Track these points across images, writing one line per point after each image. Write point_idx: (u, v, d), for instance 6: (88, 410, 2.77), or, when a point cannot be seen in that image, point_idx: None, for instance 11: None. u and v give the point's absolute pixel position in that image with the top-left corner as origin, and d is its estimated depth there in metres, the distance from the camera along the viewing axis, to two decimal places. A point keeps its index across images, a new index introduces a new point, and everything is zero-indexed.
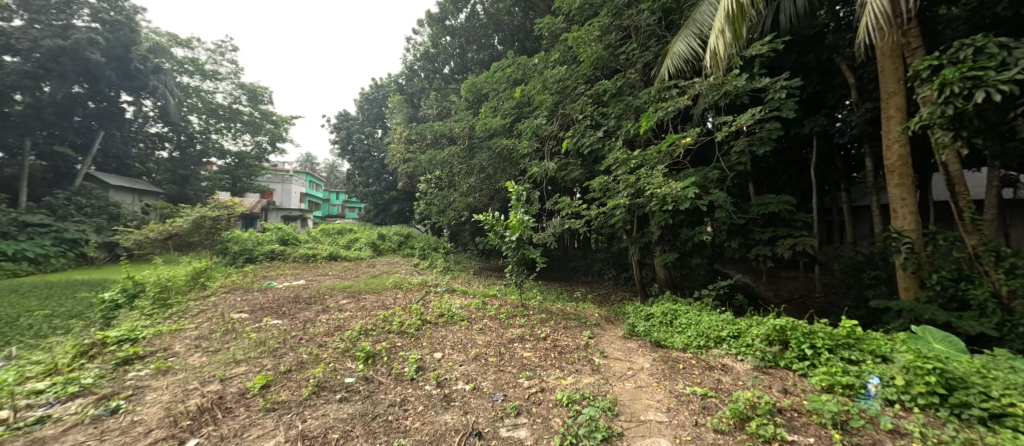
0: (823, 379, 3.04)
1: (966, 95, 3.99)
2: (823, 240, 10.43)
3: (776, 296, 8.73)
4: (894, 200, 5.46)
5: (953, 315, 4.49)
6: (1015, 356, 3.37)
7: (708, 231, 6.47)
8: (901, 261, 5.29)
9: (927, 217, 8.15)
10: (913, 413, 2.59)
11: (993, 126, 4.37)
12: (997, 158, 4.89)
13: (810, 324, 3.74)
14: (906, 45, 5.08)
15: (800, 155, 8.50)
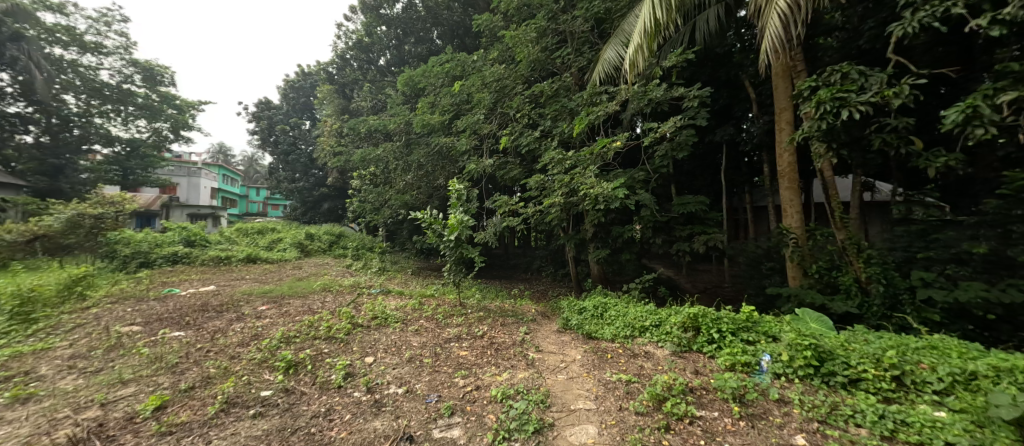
0: (727, 359, 3.42)
1: (836, 113, 4.72)
2: (731, 236, 11.68)
3: (693, 287, 9.62)
4: (785, 201, 6.29)
5: (827, 299, 5.30)
6: (870, 330, 4.07)
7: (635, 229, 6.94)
8: (790, 254, 6.12)
9: (810, 216, 9.49)
10: (794, 383, 3.02)
11: (856, 139, 5.23)
12: (860, 166, 5.85)
13: (718, 311, 4.18)
14: (794, 67, 5.87)
15: (713, 160, 9.44)
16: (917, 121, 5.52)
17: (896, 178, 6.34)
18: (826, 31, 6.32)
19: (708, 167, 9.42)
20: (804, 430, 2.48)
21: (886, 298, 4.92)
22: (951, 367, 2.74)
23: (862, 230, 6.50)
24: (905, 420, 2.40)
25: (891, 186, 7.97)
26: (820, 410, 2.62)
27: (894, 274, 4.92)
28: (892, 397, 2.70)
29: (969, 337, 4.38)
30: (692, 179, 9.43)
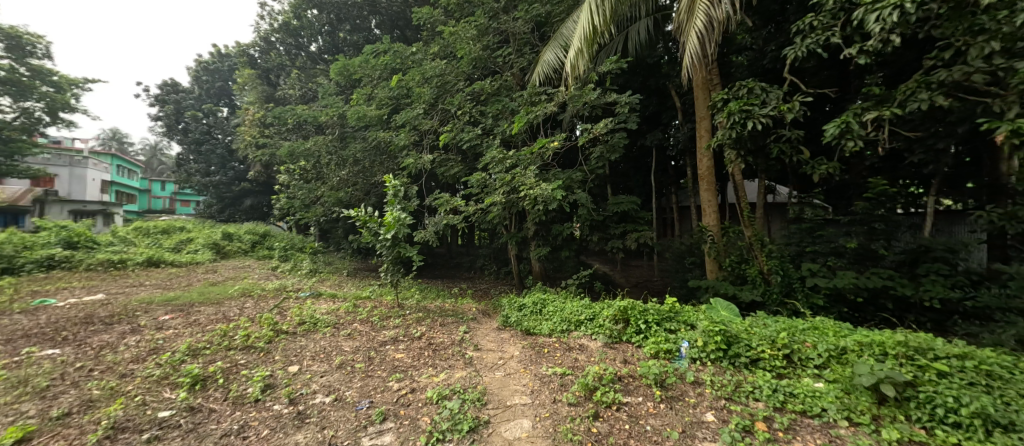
0: (652, 348, 3.69)
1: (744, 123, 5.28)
2: (659, 234, 12.57)
3: (626, 281, 10.22)
4: (703, 201, 6.90)
5: (737, 289, 5.92)
6: (769, 315, 4.62)
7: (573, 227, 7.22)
8: (707, 249, 6.74)
9: (725, 215, 10.51)
10: (707, 366, 3.34)
11: (760, 147, 5.89)
12: (764, 171, 6.61)
13: (645, 304, 4.47)
14: (711, 80, 6.47)
15: (642, 163, 10.09)
16: (807, 133, 6.36)
17: (792, 182, 7.25)
18: (738, 50, 7.04)
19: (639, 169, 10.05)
20: (714, 407, 2.75)
21: (783, 287, 5.61)
22: (827, 343, 3.20)
23: (766, 228, 7.34)
24: (792, 391, 2.77)
25: (788, 189, 9.10)
26: (727, 388, 2.92)
27: (789, 265, 5.63)
28: (784, 372, 3.09)
29: (844, 318, 5.15)
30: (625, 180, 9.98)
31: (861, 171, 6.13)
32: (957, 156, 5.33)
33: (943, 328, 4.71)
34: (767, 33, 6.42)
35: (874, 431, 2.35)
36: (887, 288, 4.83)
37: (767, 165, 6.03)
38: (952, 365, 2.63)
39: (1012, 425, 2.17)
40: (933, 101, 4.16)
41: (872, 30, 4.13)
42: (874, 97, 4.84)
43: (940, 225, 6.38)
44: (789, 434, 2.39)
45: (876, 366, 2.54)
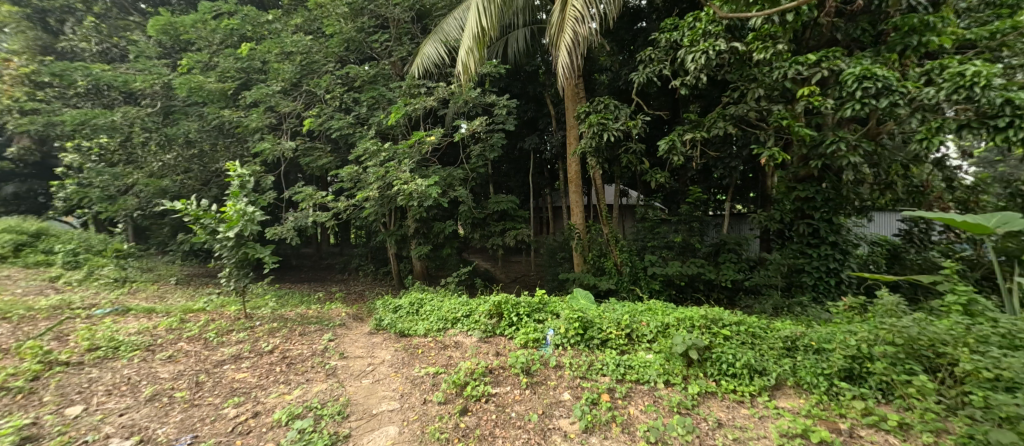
0: (522, 338, 3.92)
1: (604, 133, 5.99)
2: (534, 231, 13.41)
3: (506, 277, 10.66)
4: (572, 202, 7.59)
5: (597, 279, 6.70)
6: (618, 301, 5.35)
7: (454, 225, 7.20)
8: (574, 245, 7.37)
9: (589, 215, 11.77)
10: (568, 349, 3.71)
11: (615, 155, 6.75)
12: (619, 177, 7.62)
13: (518, 297, 4.71)
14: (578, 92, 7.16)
15: (519, 164, 10.62)
16: (649, 147, 7.54)
17: (639, 187, 8.53)
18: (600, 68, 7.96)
19: (516, 170, 10.57)
20: (570, 387, 3.08)
21: (632, 276, 6.56)
22: (656, 321, 3.86)
23: (620, 226, 8.46)
24: (630, 364, 3.27)
25: (637, 193, 10.66)
26: (581, 368, 3.28)
27: (635, 258, 6.60)
28: (625, 349, 3.64)
29: (674, 299, 6.29)
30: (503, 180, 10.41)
31: (687, 180, 7.57)
32: (746, 172, 6.99)
33: (734, 302, 6.14)
34: (623, 58, 7.44)
35: (683, 388, 2.96)
36: (700, 273, 6.07)
37: (620, 171, 6.95)
38: (733, 329, 3.46)
39: (764, 370, 2.98)
40: (728, 129, 5.39)
41: (691, 67, 5.15)
42: (693, 121, 6.03)
43: (735, 224, 8.28)
44: (626, 401, 2.83)
45: (687, 336, 3.18)
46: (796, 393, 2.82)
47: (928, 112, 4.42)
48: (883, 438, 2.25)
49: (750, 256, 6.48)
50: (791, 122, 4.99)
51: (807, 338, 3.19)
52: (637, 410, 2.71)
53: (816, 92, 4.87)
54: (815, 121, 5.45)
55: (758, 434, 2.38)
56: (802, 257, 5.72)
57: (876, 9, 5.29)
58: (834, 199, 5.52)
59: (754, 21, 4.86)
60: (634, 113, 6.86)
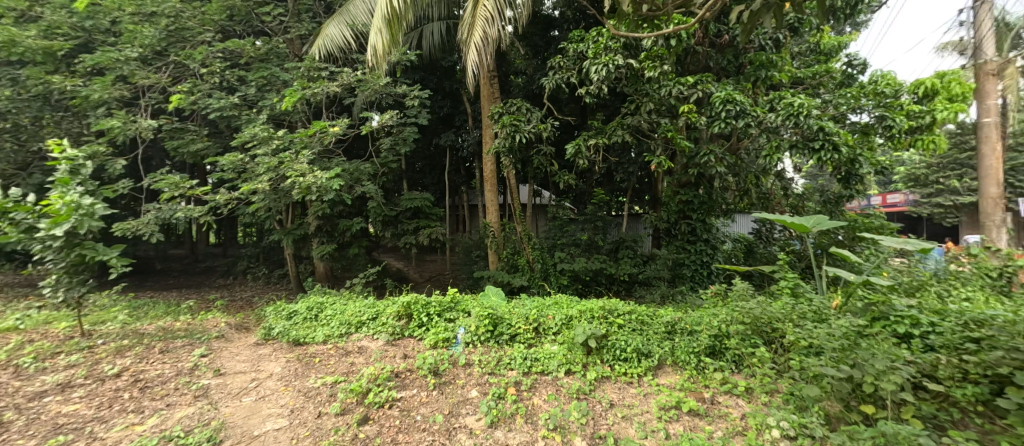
0: (431, 339, 3.83)
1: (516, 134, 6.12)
2: (449, 229, 13.20)
3: (420, 276, 10.32)
4: (487, 200, 7.63)
5: (510, 276, 6.84)
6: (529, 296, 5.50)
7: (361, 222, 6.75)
8: (489, 244, 7.41)
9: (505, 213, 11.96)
10: (478, 347, 3.74)
11: (527, 156, 6.95)
12: (531, 176, 7.86)
13: (428, 297, 4.60)
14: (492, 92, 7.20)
15: (434, 161, 10.37)
16: (559, 149, 7.92)
17: (551, 187, 8.91)
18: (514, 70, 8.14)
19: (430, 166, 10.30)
20: (478, 384, 3.11)
21: (543, 272, 6.84)
22: (560, 314, 4.07)
23: (533, 225, 8.74)
24: (536, 357, 3.41)
25: (549, 193, 11.12)
26: (490, 364, 3.33)
27: (546, 255, 6.88)
28: (533, 342, 3.78)
29: (580, 293, 6.71)
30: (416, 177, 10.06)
31: (592, 182, 8.12)
32: (643, 176, 7.72)
33: (631, 293, 6.77)
34: (536, 61, 7.69)
35: (583, 375, 3.18)
36: (603, 268, 6.56)
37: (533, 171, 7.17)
38: (626, 318, 3.82)
39: (649, 353, 3.34)
40: (626, 137, 5.92)
41: (594, 78, 5.55)
42: (596, 128, 6.50)
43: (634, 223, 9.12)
44: (531, 392, 2.95)
45: (586, 327, 3.42)
46: (675, 370, 3.22)
47: (774, 132, 5.37)
48: (734, 401, 2.68)
49: (645, 252, 7.18)
50: (676, 133, 5.67)
51: (684, 322, 3.65)
52: (540, 400, 2.84)
53: (695, 109, 5.60)
54: (695, 134, 6.26)
55: (643, 410, 2.66)
56: (684, 253, 6.53)
57: (742, 42, 6.24)
58: (708, 202, 6.41)
59: (646, 41, 5.41)
60: (545, 116, 7.15)
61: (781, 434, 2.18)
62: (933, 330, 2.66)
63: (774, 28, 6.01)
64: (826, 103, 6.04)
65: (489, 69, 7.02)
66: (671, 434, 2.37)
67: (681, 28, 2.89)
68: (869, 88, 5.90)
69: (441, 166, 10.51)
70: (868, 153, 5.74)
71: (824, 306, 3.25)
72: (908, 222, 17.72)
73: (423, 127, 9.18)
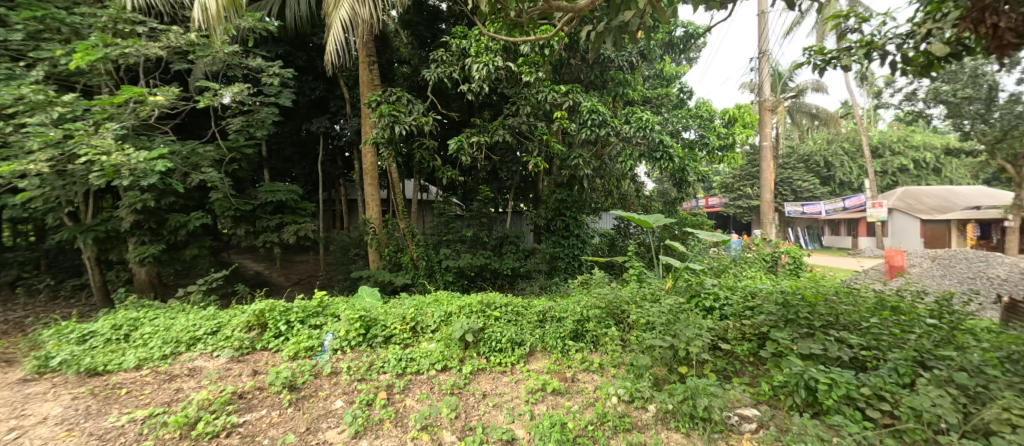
0: (290, 349, 3.40)
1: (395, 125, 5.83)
2: (323, 227, 11.92)
3: (286, 280, 9.07)
4: (367, 195, 7.09)
5: (392, 275, 6.52)
6: (409, 296, 5.29)
7: (202, 218, 5.60)
8: (370, 241, 6.92)
9: (387, 209, 11.30)
10: (347, 353, 3.47)
11: (409, 149, 6.66)
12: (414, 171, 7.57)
13: (287, 302, 4.08)
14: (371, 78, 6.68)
15: (303, 150, 9.21)
16: (442, 144, 7.80)
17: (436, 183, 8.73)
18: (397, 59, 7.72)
19: (298, 155, 9.16)
20: (345, 393, 2.88)
21: (427, 270, 6.67)
22: (439, 311, 4.01)
23: (418, 221, 8.46)
24: (411, 357, 3.31)
25: (435, 189, 10.88)
26: (360, 370, 3.12)
27: (431, 252, 6.74)
28: (409, 342, 3.65)
29: (464, 289, 6.74)
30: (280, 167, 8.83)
31: (477, 179, 8.23)
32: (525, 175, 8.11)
33: (514, 286, 7.06)
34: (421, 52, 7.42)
35: (458, 370, 3.20)
36: (487, 264, 6.70)
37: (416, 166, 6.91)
38: (502, 310, 3.99)
39: (522, 341, 3.54)
40: (507, 136, 6.12)
41: (475, 76, 5.63)
42: (480, 126, 6.59)
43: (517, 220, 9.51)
44: (403, 394, 2.86)
45: (464, 322, 3.47)
46: (543, 355, 3.46)
47: (630, 140, 6.19)
48: (589, 376, 3.03)
49: (526, 246, 7.56)
50: (550, 136, 6.11)
51: (552, 310, 3.98)
52: (412, 401, 2.77)
53: (566, 115, 6.11)
54: (568, 138, 6.84)
55: (512, 396, 2.80)
56: (560, 247, 7.10)
57: (606, 59, 7.04)
58: (579, 201, 7.07)
59: (524, 47, 5.71)
60: (428, 110, 6.96)
61: (620, 400, 2.55)
62: (727, 301, 3.43)
63: (629, 51, 6.94)
64: (667, 120, 7.24)
65: (366, 54, 6.54)
66: (535, 415, 2.55)
67: (541, 37, 3.11)
68: (696, 110, 7.25)
69: (311, 155, 9.43)
70: (694, 163, 7.06)
71: (659, 288, 3.91)
72: (720, 219, 22.29)
73: (289, 110, 8.10)
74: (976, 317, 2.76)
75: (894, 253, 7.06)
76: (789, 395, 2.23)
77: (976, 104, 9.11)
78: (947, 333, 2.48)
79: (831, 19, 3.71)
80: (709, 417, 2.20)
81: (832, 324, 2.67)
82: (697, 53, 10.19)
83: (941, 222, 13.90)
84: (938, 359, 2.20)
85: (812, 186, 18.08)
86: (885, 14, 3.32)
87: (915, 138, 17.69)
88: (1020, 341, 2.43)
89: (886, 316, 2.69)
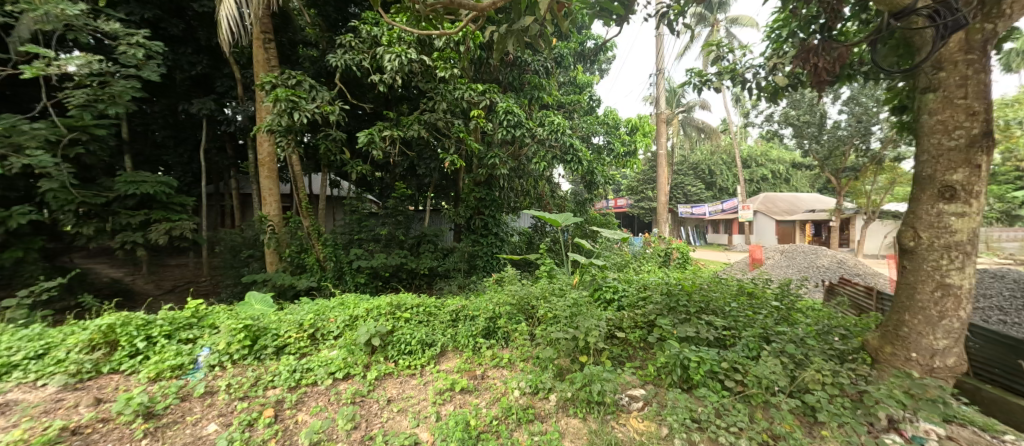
0: (150, 370, 2.87)
1: (292, 113, 5.30)
2: (206, 225, 10.35)
3: (156, 287, 7.70)
4: (264, 190, 6.32)
5: (293, 278, 5.92)
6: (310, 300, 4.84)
7: (28, 214, 4.46)
8: (265, 241, 6.18)
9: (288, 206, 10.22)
10: (228, 369, 3.06)
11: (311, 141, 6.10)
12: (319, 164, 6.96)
13: (148, 314, 3.45)
14: (268, 60, 5.97)
15: (179, 135, 7.90)
16: (350, 137, 7.29)
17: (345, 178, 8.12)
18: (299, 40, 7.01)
19: (173, 141, 7.83)
20: (221, 415, 2.54)
21: (335, 271, 6.18)
22: (344, 315, 3.73)
23: (325, 219, 7.77)
24: (308, 367, 3.04)
25: (345, 185, 10.14)
26: (243, 387, 2.77)
27: (340, 252, 6.25)
28: (306, 351, 3.34)
29: (377, 291, 6.36)
30: (148, 154, 7.45)
31: (392, 176, 7.85)
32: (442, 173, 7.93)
33: (432, 287, 6.89)
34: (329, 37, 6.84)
35: (363, 376, 3.02)
36: (403, 263, 6.42)
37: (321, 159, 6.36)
38: (414, 311, 3.86)
39: (433, 342, 3.46)
40: (422, 132, 5.94)
41: (387, 66, 5.38)
42: (394, 119, 6.30)
43: (436, 219, 9.28)
44: (295, 408, 2.62)
45: (370, 326, 3.28)
46: (455, 354, 3.42)
47: (545, 143, 6.41)
48: (499, 372, 3.09)
49: (444, 245, 7.41)
50: (467, 135, 6.07)
51: (466, 309, 3.97)
52: (304, 415, 2.55)
53: (483, 115, 6.12)
54: (485, 137, 6.86)
55: (420, 399, 2.73)
56: (479, 245, 7.10)
57: (523, 63, 7.21)
58: (497, 200, 7.14)
59: (439, 41, 5.59)
60: (335, 99, 6.45)
61: (523, 393, 2.64)
62: (624, 293, 3.76)
63: (545, 57, 7.19)
64: (578, 125, 7.67)
65: (260, 30, 5.82)
66: (441, 416, 2.52)
67: (444, 32, 2.98)
68: (603, 118, 7.91)
69: (191, 142, 8.12)
70: (602, 167, 7.58)
71: (567, 284, 4.11)
72: (625, 219, 24.28)
73: (160, 87, 6.88)
74: (805, 298, 3.41)
75: (755, 248, 8.40)
76: (669, 374, 2.51)
77: (812, 127, 11.23)
78: (786, 312, 3.02)
79: (708, 47, 4.35)
80: (603, 401, 2.39)
81: (704, 309, 3.08)
82: (606, 65, 10.99)
83: (789, 222, 16.85)
84: (778, 334, 2.67)
85: (699, 191, 20.72)
86: (744, 48, 4.00)
87: (773, 153, 21.25)
88: (832, 316, 3.06)
89: (744, 301, 3.18)
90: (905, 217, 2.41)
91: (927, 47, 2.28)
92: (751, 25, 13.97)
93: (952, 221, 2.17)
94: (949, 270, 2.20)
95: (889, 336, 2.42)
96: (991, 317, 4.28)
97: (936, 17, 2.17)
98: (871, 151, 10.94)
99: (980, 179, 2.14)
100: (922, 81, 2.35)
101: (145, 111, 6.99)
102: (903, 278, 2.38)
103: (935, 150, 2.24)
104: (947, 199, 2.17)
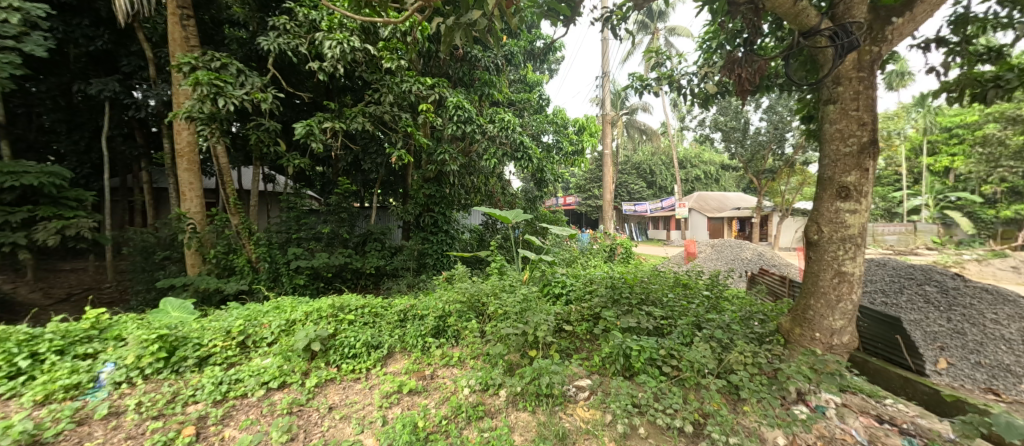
0: (37, 393, 2.48)
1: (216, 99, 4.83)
2: (115, 225, 9.19)
3: (48, 295, 6.69)
4: (183, 184, 5.69)
5: (220, 281, 5.42)
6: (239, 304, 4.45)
7: None
8: (186, 240, 5.57)
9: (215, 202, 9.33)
10: (137, 385, 2.73)
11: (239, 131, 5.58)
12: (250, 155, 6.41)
13: (34, 328, 2.99)
14: (188, 40, 5.39)
15: (76, 120, 6.88)
16: (286, 128, 6.80)
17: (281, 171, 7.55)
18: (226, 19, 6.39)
19: (66, 126, 6.79)
20: (129, 438, 2.26)
21: (269, 272, 5.73)
22: (280, 319, 3.48)
23: (257, 216, 7.16)
24: (237, 377, 2.81)
25: (282, 179, 9.45)
26: (157, 405, 2.50)
27: (275, 251, 5.80)
28: (235, 361, 3.07)
29: (319, 292, 5.97)
30: (31, 140, 6.40)
31: (336, 170, 7.45)
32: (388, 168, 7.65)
33: (378, 287, 6.62)
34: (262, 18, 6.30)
35: (301, 384, 2.83)
36: (347, 263, 6.07)
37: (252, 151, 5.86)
38: (358, 313, 3.70)
39: (379, 344, 3.32)
40: (367, 125, 5.64)
41: (327, 54, 5.08)
42: (336, 110, 5.95)
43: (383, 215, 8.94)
44: (220, 424, 2.41)
45: (309, 330, 3.10)
46: (403, 356, 3.30)
47: (495, 140, 6.42)
48: (448, 371, 3.04)
49: (393, 242, 7.13)
50: (415, 129, 5.87)
51: (415, 308, 3.87)
52: (232, 430, 2.36)
53: (432, 109, 6.01)
54: (435, 133, 6.73)
55: (365, 404, 2.63)
56: (428, 243, 6.99)
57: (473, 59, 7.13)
58: (447, 196, 7.04)
59: (385, 31, 5.36)
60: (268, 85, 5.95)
61: (473, 390, 2.63)
62: (572, 287, 3.89)
63: (495, 54, 7.15)
64: (528, 123, 7.77)
65: (176, 4, 5.23)
66: (388, 419, 2.44)
67: (387, 21, 2.66)
68: (552, 117, 8.09)
69: (88, 127, 7.07)
70: (551, 165, 7.72)
71: (517, 280, 4.16)
72: (574, 217, 24.93)
73: (49, 63, 5.94)
74: (732, 287, 3.70)
75: (691, 242, 9.01)
76: (613, 364, 2.65)
77: (738, 133, 12.25)
78: (714, 301, 3.28)
79: (649, 53, 4.61)
80: (551, 393, 2.46)
81: (644, 300, 3.27)
82: (555, 65, 11.24)
83: (718, 219, 18.39)
84: (708, 321, 2.89)
85: (641, 189, 21.84)
86: (679, 56, 4.29)
87: (705, 155, 23.00)
88: (752, 303, 3.36)
89: (679, 292, 3.42)
90: (811, 214, 2.70)
91: (829, 65, 2.58)
92: (688, 35, 14.93)
93: (847, 217, 2.48)
94: (845, 260, 2.51)
95: (799, 318, 2.71)
96: (876, 299, 4.98)
97: (836, 38, 2.48)
98: (785, 156, 12.25)
99: (868, 180, 2.46)
100: (825, 94, 2.64)
101: (27, 90, 5.96)
102: (809, 268, 2.68)
103: (835, 155, 2.54)
104: (844, 198, 2.48)
